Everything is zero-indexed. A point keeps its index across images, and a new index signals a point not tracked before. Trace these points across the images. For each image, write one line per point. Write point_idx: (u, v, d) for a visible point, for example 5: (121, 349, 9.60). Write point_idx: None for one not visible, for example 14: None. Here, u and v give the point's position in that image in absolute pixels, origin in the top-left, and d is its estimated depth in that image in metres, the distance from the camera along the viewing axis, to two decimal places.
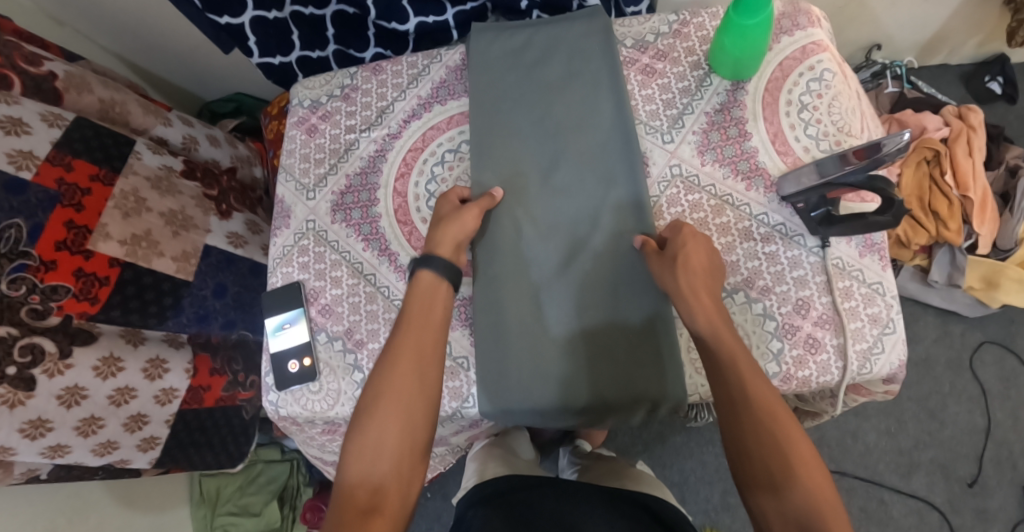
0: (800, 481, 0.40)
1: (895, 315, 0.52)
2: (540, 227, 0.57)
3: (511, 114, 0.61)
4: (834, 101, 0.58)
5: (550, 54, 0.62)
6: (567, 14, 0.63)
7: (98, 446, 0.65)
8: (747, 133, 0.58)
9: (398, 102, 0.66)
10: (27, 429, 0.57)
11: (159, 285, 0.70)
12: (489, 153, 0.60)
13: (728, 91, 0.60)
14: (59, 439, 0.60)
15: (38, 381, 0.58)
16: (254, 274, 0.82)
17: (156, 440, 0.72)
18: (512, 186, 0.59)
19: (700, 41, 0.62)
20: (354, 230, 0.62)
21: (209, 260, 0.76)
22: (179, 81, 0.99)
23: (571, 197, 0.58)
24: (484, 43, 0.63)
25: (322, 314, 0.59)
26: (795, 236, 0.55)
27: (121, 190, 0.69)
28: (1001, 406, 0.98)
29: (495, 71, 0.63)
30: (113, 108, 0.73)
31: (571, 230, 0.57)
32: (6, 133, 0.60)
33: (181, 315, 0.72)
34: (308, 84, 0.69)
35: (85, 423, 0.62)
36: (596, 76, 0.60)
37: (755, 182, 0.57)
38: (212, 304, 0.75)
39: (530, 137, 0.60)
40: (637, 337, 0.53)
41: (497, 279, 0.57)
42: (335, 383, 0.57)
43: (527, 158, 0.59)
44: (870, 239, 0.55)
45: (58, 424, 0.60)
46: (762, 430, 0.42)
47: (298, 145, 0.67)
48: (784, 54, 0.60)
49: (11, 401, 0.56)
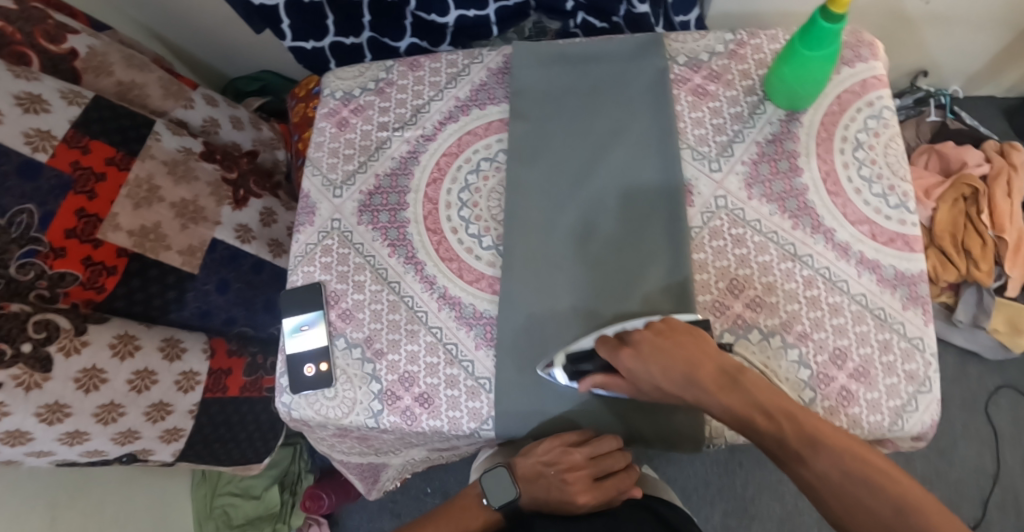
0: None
1: (932, 374, 0.51)
2: (573, 282, 0.55)
3: (549, 148, 0.59)
4: (889, 143, 0.57)
5: (599, 94, 0.60)
6: (617, 56, 0.61)
7: (118, 435, 0.64)
8: (799, 169, 0.56)
9: (434, 102, 0.63)
10: (44, 414, 0.57)
11: (163, 277, 0.68)
12: (531, 193, 0.57)
13: (782, 121, 0.58)
14: (77, 425, 0.60)
15: (55, 361, 0.58)
16: (257, 271, 0.76)
17: (179, 432, 0.72)
18: (549, 223, 0.57)
19: (756, 64, 0.60)
20: (380, 233, 0.60)
21: (215, 255, 0.73)
22: (207, 56, 0.95)
23: (604, 239, 0.55)
24: (533, 76, 0.61)
25: (342, 319, 0.58)
26: (838, 282, 0.53)
27: (136, 177, 0.67)
28: (1013, 451, 0.97)
29: (542, 109, 0.60)
30: (132, 90, 0.71)
31: (605, 289, 0.54)
32: (23, 111, 0.59)
33: (184, 309, 0.71)
34: (341, 74, 0.66)
35: (104, 410, 0.62)
36: (643, 119, 0.58)
37: (802, 222, 0.55)
38: (215, 299, 0.73)
39: (570, 184, 0.58)
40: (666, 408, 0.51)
41: (529, 333, 0.54)
42: (351, 391, 0.56)
43: (560, 195, 0.57)
44: (914, 290, 0.53)
45: (76, 411, 0.60)
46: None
47: (327, 139, 0.64)
48: (843, 86, 0.58)
49: (27, 383, 0.56)
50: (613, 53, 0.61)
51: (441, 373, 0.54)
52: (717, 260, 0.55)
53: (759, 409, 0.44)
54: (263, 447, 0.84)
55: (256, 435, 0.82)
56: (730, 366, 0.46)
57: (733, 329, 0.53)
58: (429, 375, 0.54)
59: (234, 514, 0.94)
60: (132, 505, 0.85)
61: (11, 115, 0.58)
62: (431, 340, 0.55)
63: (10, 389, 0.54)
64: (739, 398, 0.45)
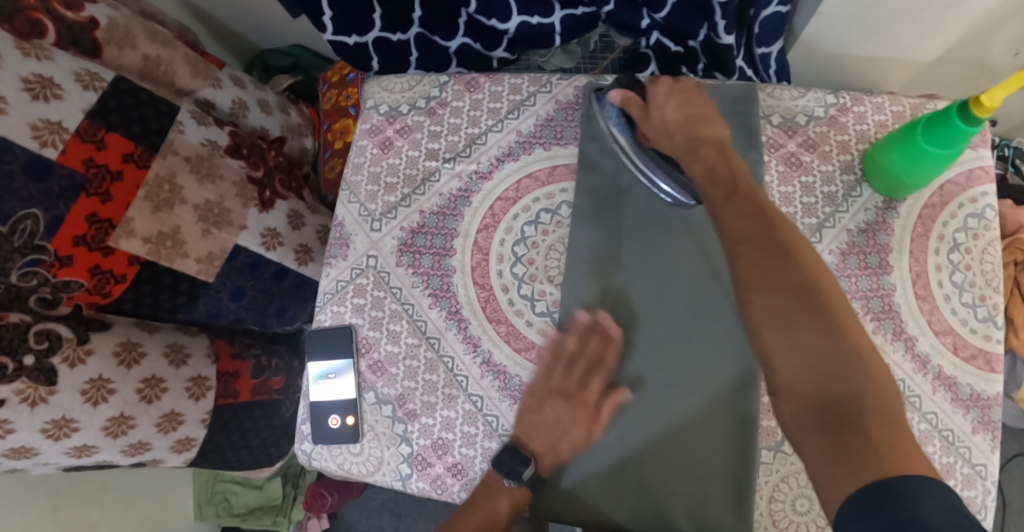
0: (829, 330, 0.38)
1: (989, 503, 0.49)
2: (628, 342, 0.50)
3: (609, 192, 0.53)
4: (988, 247, 0.52)
5: None
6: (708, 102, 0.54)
7: (127, 447, 0.60)
8: (888, 266, 0.51)
9: (492, 133, 0.56)
10: (50, 429, 0.53)
11: (175, 284, 0.62)
12: (591, 240, 0.52)
13: (879, 208, 0.52)
14: (85, 439, 0.55)
15: (60, 372, 0.53)
16: (278, 279, 0.69)
17: (191, 441, 0.66)
18: (599, 278, 0.51)
19: (856, 137, 0.54)
20: (421, 280, 0.54)
21: (235, 263, 0.65)
22: (236, 27, 0.86)
23: (659, 302, 0.50)
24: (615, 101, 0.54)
25: (373, 371, 0.54)
26: (910, 397, 0.50)
27: (156, 174, 0.58)
28: (1016, 522, 0.98)
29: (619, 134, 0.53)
30: (158, 66, 0.62)
31: (662, 360, 0.49)
32: (32, 98, 0.49)
33: (193, 311, 0.65)
34: (387, 85, 0.59)
35: (114, 422, 0.57)
36: None
37: (884, 325, 0.51)
38: (226, 304, 0.66)
39: (641, 233, 0.52)
40: (710, 508, 0.47)
41: (579, 408, 0.49)
42: (377, 450, 0.53)
43: (616, 247, 0.52)
44: (987, 415, 0.50)
45: (84, 425, 0.55)
46: (828, 349, 0.38)
47: (368, 161, 0.58)
48: (946, 176, 0.53)
49: (30, 397, 0.51)
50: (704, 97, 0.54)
51: (478, 445, 0.51)
52: None
53: (737, 178, 0.46)
54: (276, 455, 0.77)
55: (270, 440, 0.75)
56: (728, 145, 0.48)
57: None
58: (465, 445, 0.51)
59: (234, 501, 0.95)
60: (130, 494, 0.82)
61: (18, 104, 0.48)
62: (469, 409, 0.51)
63: (13, 405, 0.50)
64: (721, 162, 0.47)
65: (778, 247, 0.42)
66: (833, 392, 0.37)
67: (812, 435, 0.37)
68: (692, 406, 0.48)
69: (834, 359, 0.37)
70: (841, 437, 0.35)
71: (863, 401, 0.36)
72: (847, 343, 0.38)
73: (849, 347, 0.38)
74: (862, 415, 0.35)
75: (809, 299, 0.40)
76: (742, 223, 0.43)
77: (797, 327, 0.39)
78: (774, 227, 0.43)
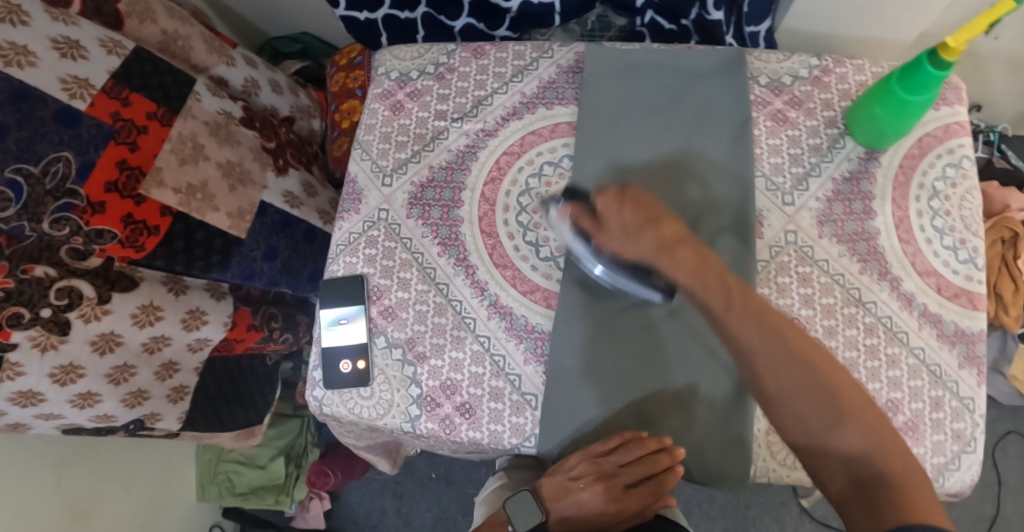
0: (843, 417, 0.43)
1: (978, 434, 0.51)
2: (626, 344, 0.52)
3: (600, 165, 0.56)
4: (966, 195, 0.55)
5: (675, 106, 0.57)
6: (698, 70, 0.58)
7: (128, 396, 0.62)
8: (873, 212, 0.54)
9: (498, 95, 0.60)
10: (58, 375, 0.54)
11: (210, 241, 0.64)
12: None
13: (861, 159, 0.56)
14: (90, 386, 0.58)
15: (73, 325, 0.55)
16: (310, 239, 0.75)
17: (185, 390, 0.70)
18: None
19: (839, 95, 0.57)
20: (431, 230, 0.57)
21: (265, 220, 0.70)
22: (250, 14, 0.90)
23: None
24: (609, 89, 0.58)
25: (384, 316, 0.56)
26: (898, 333, 0.52)
27: (179, 133, 0.62)
28: (1013, 499, 0.98)
29: (611, 134, 0.57)
30: (176, 41, 0.66)
31: (660, 338, 0.52)
32: (60, 57, 0.53)
33: (228, 272, 0.66)
34: (399, 54, 0.63)
35: (116, 370, 0.60)
36: (722, 131, 0.56)
37: (870, 267, 0.53)
38: (261, 266, 0.69)
39: None
40: (705, 454, 0.50)
41: (580, 370, 0.52)
42: (388, 393, 0.54)
43: None
44: (972, 350, 0.52)
45: (89, 372, 0.57)
46: (849, 431, 0.43)
47: (380, 122, 0.61)
48: (925, 129, 0.56)
49: (42, 344, 0.53)
50: (694, 66, 0.58)
51: (485, 384, 0.53)
52: (780, 297, 0.53)
53: (714, 270, 0.47)
54: (261, 404, 0.83)
55: (256, 388, 0.81)
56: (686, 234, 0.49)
57: None
58: (473, 385, 0.53)
59: (238, 481, 0.95)
60: (136, 467, 0.83)
61: (47, 59, 0.52)
62: (477, 349, 0.53)
63: (25, 350, 0.52)
64: (692, 258, 0.47)
65: (777, 349, 0.44)
66: (862, 464, 0.43)
67: (851, 498, 0.43)
68: (691, 383, 0.51)
69: (857, 438, 0.43)
70: (875, 502, 0.41)
71: (888, 477, 0.42)
72: (864, 419, 0.43)
73: (863, 422, 0.43)
74: (889, 484, 0.41)
75: (824, 389, 0.44)
76: (740, 325, 0.45)
77: (818, 414, 0.43)
78: (770, 323, 0.45)
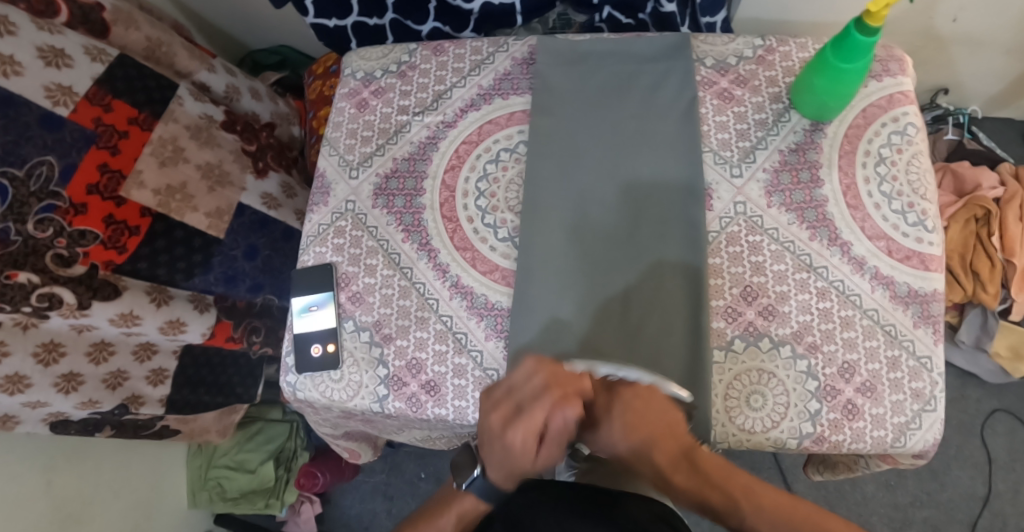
0: None
1: (937, 393, 0.51)
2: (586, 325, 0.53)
3: (556, 153, 0.58)
4: (913, 159, 0.56)
5: (624, 92, 0.60)
6: (643, 56, 0.61)
7: (108, 376, 0.66)
8: (820, 180, 0.56)
9: (457, 88, 0.63)
10: (41, 353, 0.58)
11: (190, 241, 0.67)
12: (546, 243, 0.55)
13: (807, 131, 0.58)
14: (71, 366, 0.61)
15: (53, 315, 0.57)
16: (286, 238, 0.76)
17: (166, 373, 0.72)
18: (552, 233, 0.56)
19: (783, 72, 0.59)
20: (395, 218, 0.59)
21: (243, 220, 0.72)
22: (235, 29, 0.96)
23: (608, 256, 0.55)
24: (560, 76, 0.61)
25: (352, 301, 0.58)
26: (851, 295, 0.53)
27: (159, 136, 0.66)
28: (1004, 477, 0.97)
29: (569, 130, 0.59)
30: (160, 47, 0.69)
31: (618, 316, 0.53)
32: (46, 65, 0.56)
33: (210, 272, 0.68)
34: (364, 54, 0.66)
35: (96, 348, 0.63)
36: (668, 110, 0.58)
37: (820, 233, 0.55)
38: (241, 265, 0.71)
39: (594, 195, 0.57)
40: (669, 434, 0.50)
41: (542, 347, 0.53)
42: (357, 375, 0.56)
43: (565, 201, 0.57)
44: (927, 309, 0.52)
45: (70, 350, 0.61)
46: None
47: (346, 119, 0.64)
48: (869, 100, 0.58)
49: (24, 322, 0.57)
50: (638, 53, 0.61)
51: (448, 362, 0.54)
52: (732, 265, 0.55)
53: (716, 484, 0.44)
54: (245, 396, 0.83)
55: (237, 377, 0.81)
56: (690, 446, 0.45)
57: (744, 335, 0.53)
58: (437, 363, 0.54)
59: (227, 486, 0.95)
60: (127, 472, 0.84)
61: (33, 68, 0.55)
62: (440, 328, 0.55)
63: (8, 328, 0.55)
64: (694, 481, 0.44)
65: None
66: None
67: None
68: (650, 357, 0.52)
69: None
70: None
71: None
72: None
73: None
74: None
75: None
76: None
77: None
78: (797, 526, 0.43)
